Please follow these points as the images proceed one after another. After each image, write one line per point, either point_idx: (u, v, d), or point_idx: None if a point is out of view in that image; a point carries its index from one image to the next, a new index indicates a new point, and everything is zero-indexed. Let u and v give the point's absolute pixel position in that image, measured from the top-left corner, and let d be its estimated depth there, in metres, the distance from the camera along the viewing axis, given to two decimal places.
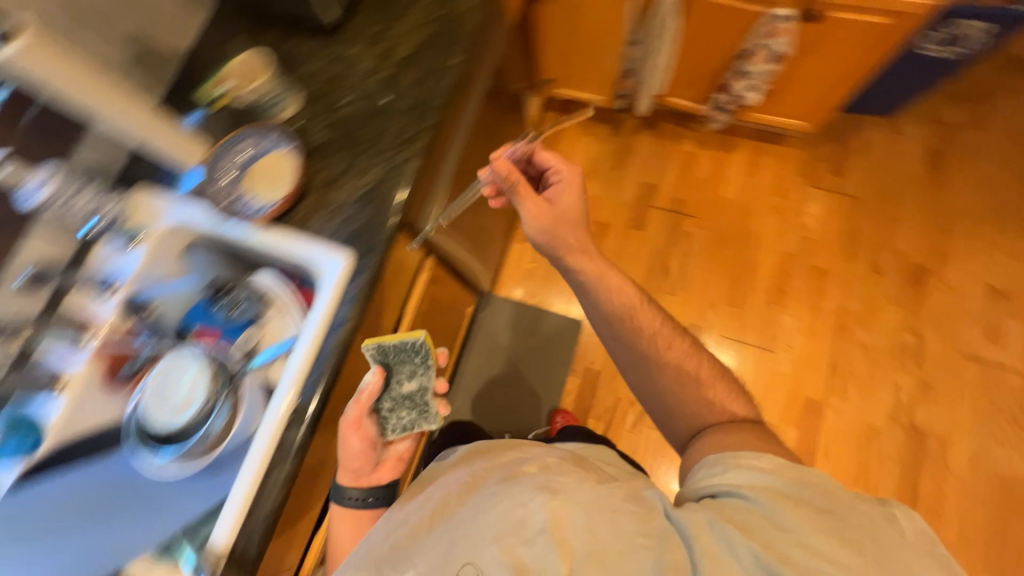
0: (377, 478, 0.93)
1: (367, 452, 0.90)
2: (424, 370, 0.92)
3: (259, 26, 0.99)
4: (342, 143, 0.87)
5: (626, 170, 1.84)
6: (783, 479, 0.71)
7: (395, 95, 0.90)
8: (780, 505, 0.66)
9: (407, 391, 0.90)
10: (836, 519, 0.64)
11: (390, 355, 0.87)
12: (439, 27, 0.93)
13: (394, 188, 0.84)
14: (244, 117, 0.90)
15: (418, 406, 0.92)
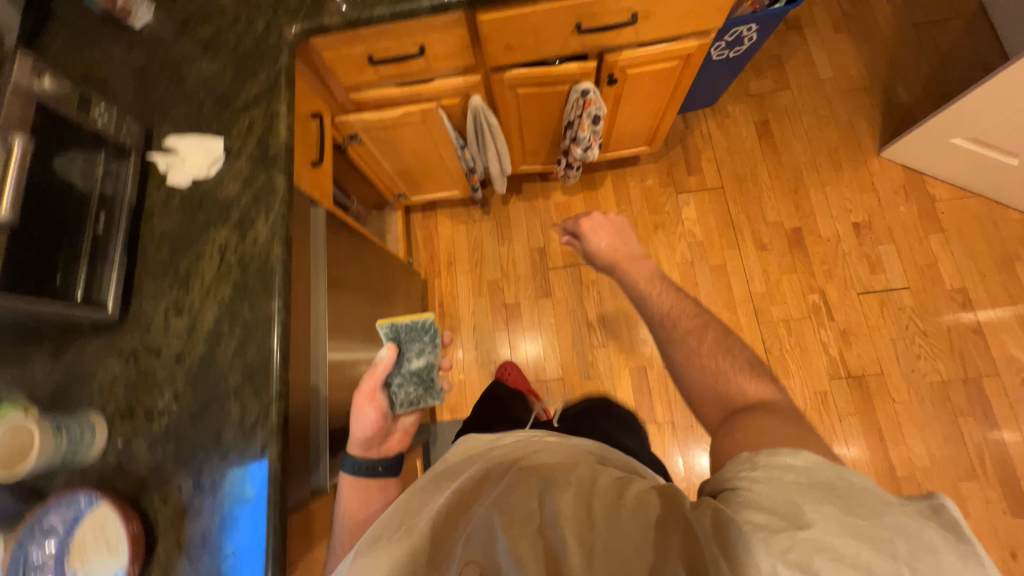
0: (386, 449, 0.93)
1: (373, 430, 0.91)
2: (433, 349, 0.99)
3: (13, 345, 0.79)
4: (178, 458, 0.72)
5: (513, 242, 1.80)
6: (827, 480, 0.46)
7: (221, 372, 0.75)
8: (818, 508, 0.43)
9: (416, 366, 0.96)
10: (907, 544, 0.40)
11: (400, 332, 0.95)
12: (241, 269, 0.79)
13: (258, 491, 0.70)
14: (42, 480, 0.71)
15: (424, 380, 0.97)
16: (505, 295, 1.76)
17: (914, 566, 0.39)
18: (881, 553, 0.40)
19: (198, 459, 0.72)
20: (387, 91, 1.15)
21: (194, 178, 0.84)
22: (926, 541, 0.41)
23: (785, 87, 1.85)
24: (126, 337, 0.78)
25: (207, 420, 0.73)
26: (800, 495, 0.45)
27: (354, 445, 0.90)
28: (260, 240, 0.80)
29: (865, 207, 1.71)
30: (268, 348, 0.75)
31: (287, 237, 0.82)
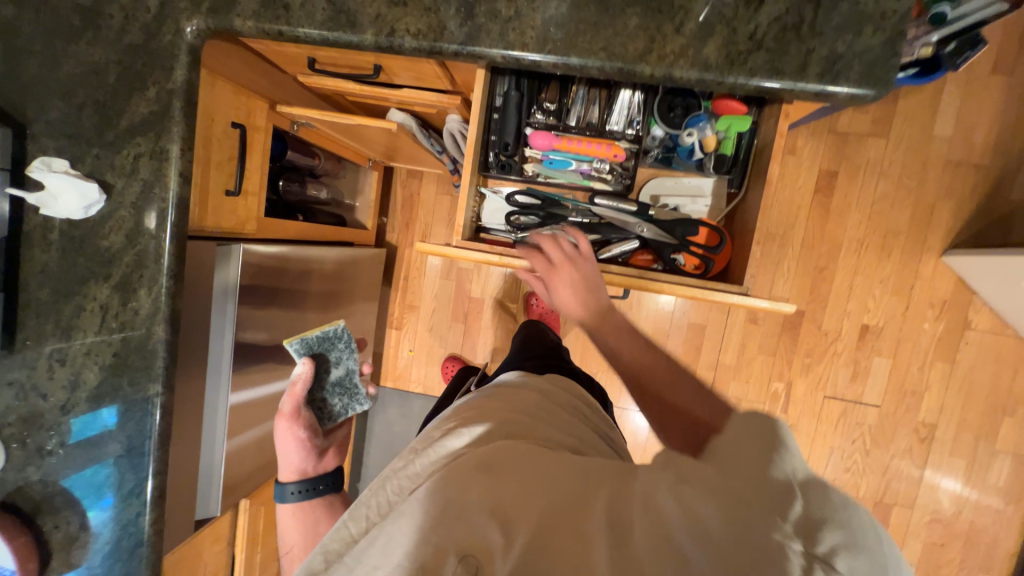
0: (321, 466, 0.89)
1: (302, 442, 0.88)
2: (350, 354, 0.99)
3: None
4: (66, 498, 0.79)
5: None
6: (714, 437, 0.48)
7: (105, 436, 0.78)
8: (736, 452, 0.44)
9: (336, 376, 0.97)
10: (821, 486, 0.41)
11: (309, 343, 0.94)
12: (122, 344, 0.76)
13: (134, 542, 0.79)
14: None
15: (348, 388, 0.99)
16: (471, 288, 1.67)
17: (832, 502, 0.40)
18: (801, 494, 0.41)
19: (82, 503, 0.79)
20: (343, 84, 0.86)
21: (69, 217, 0.73)
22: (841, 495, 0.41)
23: (882, 134, 1.44)
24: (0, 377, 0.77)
25: (89, 475, 0.79)
26: (734, 448, 0.45)
27: (286, 469, 0.87)
28: (143, 313, 0.75)
29: (887, 311, 1.49)
30: (149, 427, 0.77)
31: (172, 313, 0.75)
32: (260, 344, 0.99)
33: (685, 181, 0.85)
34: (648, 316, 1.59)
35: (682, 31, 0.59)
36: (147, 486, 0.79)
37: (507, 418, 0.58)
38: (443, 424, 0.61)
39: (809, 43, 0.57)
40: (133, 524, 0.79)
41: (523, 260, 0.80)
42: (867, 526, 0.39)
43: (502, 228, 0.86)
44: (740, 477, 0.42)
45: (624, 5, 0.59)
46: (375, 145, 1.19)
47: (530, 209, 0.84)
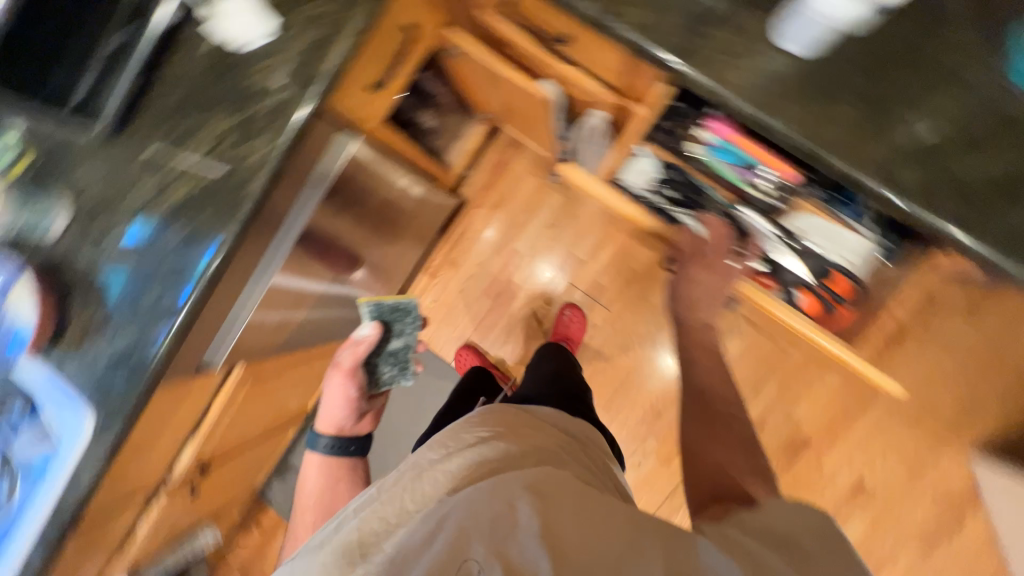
0: (357, 429, 1.30)
1: (347, 407, 1.24)
2: (411, 330, 1.28)
3: None
4: (105, 291, 0.81)
5: (560, 234, 1.64)
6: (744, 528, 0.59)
7: (163, 252, 0.79)
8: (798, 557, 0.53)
9: (395, 346, 1.28)
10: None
11: (384, 315, 1.18)
12: (218, 179, 0.77)
13: (143, 359, 0.81)
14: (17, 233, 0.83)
15: (399, 357, 1.33)
16: (515, 273, 1.68)
17: None
18: None
19: (116, 301, 0.81)
20: (520, 36, 0.85)
21: (236, 46, 0.75)
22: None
23: (966, 315, 1.40)
24: (110, 158, 0.80)
25: (134, 280, 0.81)
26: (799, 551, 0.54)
27: (325, 423, 1.27)
28: (252, 160, 0.75)
29: (888, 479, 1.47)
30: (205, 264, 0.78)
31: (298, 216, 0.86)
32: (326, 236, 1.00)
33: (843, 235, 0.95)
34: (660, 378, 1.59)
35: (881, 145, 0.59)
36: (178, 315, 0.80)
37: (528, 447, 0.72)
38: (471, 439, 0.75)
39: (1008, 214, 0.57)
40: (149, 342, 0.81)
41: (654, 221, 1.12)
42: None
43: (639, 187, 1.10)
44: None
45: (841, 95, 0.60)
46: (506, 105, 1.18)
47: (672, 185, 1.06)
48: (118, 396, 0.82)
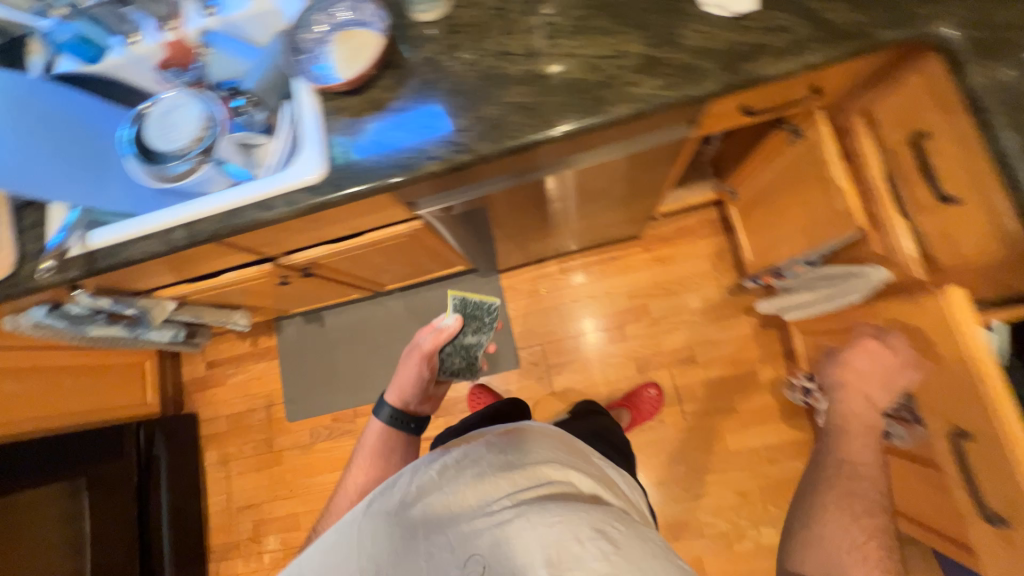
0: (420, 407, 1.22)
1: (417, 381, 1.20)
2: (483, 330, 1.53)
3: None
4: (420, 89, 0.82)
5: (695, 324, 1.62)
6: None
7: (495, 96, 0.79)
8: None
9: (469, 340, 1.47)
10: None
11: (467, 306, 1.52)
12: (593, 79, 0.77)
13: (405, 162, 0.80)
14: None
15: (466, 357, 1.49)
16: (632, 325, 1.66)
17: None
18: None
19: (422, 103, 0.82)
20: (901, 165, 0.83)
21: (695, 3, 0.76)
22: None
23: None
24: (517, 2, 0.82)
25: (449, 100, 0.81)
26: None
27: (394, 394, 1.20)
28: (633, 91, 0.75)
29: None
30: (523, 133, 0.77)
31: (572, 172, 0.92)
32: (580, 186, 1.01)
33: None
34: (681, 510, 1.52)
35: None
36: (463, 151, 0.79)
37: (568, 463, 0.78)
38: (507, 436, 0.80)
39: None
40: (418, 153, 0.80)
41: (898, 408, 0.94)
42: None
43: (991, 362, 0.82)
44: None
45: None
46: (783, 194, 1.15)
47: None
48: (359, 173, 0.82)
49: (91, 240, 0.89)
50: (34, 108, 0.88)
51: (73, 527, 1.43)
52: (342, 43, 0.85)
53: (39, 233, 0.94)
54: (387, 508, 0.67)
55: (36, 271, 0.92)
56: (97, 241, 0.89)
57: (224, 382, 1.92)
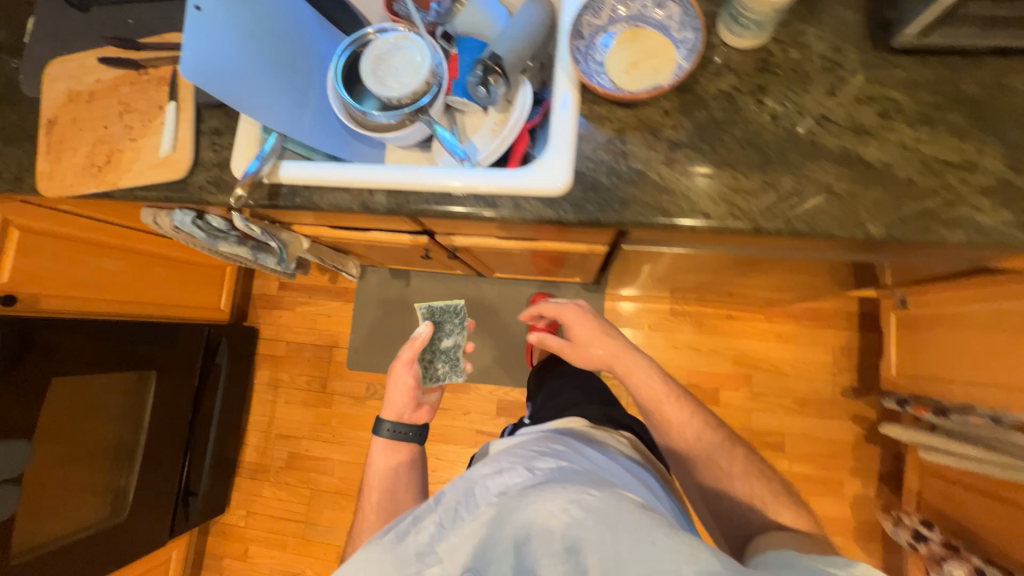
0: (415, 416, 1.04)
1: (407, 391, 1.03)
2: (457, 329, 1.36)
3: None
4: (705, 127, 0.70)
5: (793, 413, 1.53)
6: (763, 543, 0.71)
7: (796, 165, 0.67)
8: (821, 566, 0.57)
9: (445, 343, 1.32)
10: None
11: (437, 314, 1.34)
12: (925, 186, 0.64)
13: (666, 207, 0.69)
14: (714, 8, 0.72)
15: (450, 357, 1.33)
16: (728, 392, 1.57)
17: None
18: None
19: (704, 145, 0.70)
20: None
21: None
22: None
23: None
24: (858, 62, 0.69)
25: (738, 152, 0.69)
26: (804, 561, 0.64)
27: (389, 408, 1.03)
28: (973, 216, 0.62)
29: None
30: (820, 221, 0.66)
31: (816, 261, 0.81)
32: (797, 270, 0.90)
33: None
34: None
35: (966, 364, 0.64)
36: (740, 219, 0.68)
37: (567, 456, 0.74)
38: (503, 453, 0.81)
39: None
40: (685, 200, 0.69)
41: None
42: None
43: None
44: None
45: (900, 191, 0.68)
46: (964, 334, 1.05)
47: None
48: (608, 200, 0.71)
49: (282, 171, 0.80)
50: (260, 8, 0.76)
51: (132, 410, 1.39)
52: (628, 43, 0.73)
53: (220, 145, 0.84)
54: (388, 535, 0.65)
55: (209, 186, 0.83)
56: (285, 175, 0.79)
57: (293, 307, 1.86)
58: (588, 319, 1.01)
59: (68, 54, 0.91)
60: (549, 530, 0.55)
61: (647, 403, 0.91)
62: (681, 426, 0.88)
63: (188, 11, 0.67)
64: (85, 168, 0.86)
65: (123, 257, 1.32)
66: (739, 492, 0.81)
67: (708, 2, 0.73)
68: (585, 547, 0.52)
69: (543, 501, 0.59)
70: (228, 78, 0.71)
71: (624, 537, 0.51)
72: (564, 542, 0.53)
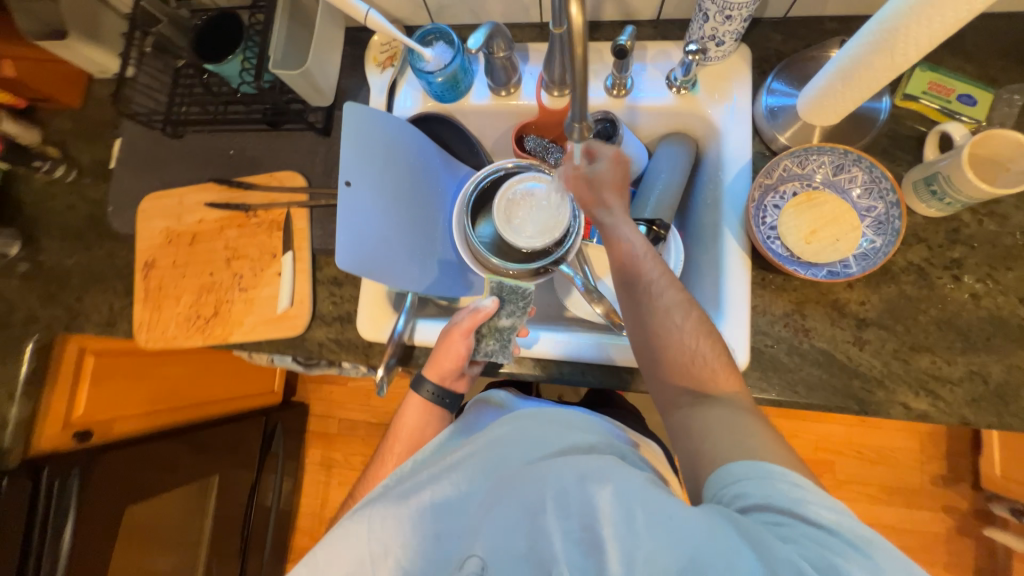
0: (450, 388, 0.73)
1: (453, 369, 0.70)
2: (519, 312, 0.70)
3: None
4: (895, 301, 0.65)
5: (883, 504, 1.46)
6: (689, 425, 0.53)
7: (1003, 352, 0.62)
8: (797, 530, 0.42)
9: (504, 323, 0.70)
10: (803, 497, 0.44)
11: (501, 292, 0.70)
12: None
13: (857, 392, 0.63)
14: (911, 173, 0.66)
15: (506, 340, 0.70)
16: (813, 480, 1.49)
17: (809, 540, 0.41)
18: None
19: (895, 324, 0.65)
20: None
21: None
22: (804, 500, 0.44)
23: None
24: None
25: (934, 333, 0.64)
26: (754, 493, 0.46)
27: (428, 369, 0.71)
28: None
29: None
30: None
31: None
32: None
33: None
34: None
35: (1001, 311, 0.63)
36: (943, 410, 0.62)
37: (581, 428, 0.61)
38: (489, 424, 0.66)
39: None
40: (877, 384, 0.63)
41: None
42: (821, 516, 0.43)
43: None
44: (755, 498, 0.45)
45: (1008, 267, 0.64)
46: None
47: None
48: (789, 382, 0.65)
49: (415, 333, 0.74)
50: (397, 163, 0.71)
51: (196, 520, 1.24)
52: (800, 208, 0.68)
53: (340, 295, 0.77)
54: (395, 497, 0.55)
55: (330, 343, 0.76)
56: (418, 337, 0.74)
57: (343, 382, 1.78)
58: (623, 173, 0.68)
59: (165, 189, 0.85)
60: (560, 494, 0.45)
61: (619, 272, 0.63)
62: (668, 306, 0.58)
63: (340, 188, 0.62)
64: (190, 319, 0.79)
65: (190, 360, 1.22)
66: (682, 351, 0.56)
67: (888, 161, 0.68)
68: (600, 523, 0.42)
69: (564, 461, 0.49)
70: (372, 250, 0.66)
71: (652, 521, 0.41)
72: (570, 506, 0.44)
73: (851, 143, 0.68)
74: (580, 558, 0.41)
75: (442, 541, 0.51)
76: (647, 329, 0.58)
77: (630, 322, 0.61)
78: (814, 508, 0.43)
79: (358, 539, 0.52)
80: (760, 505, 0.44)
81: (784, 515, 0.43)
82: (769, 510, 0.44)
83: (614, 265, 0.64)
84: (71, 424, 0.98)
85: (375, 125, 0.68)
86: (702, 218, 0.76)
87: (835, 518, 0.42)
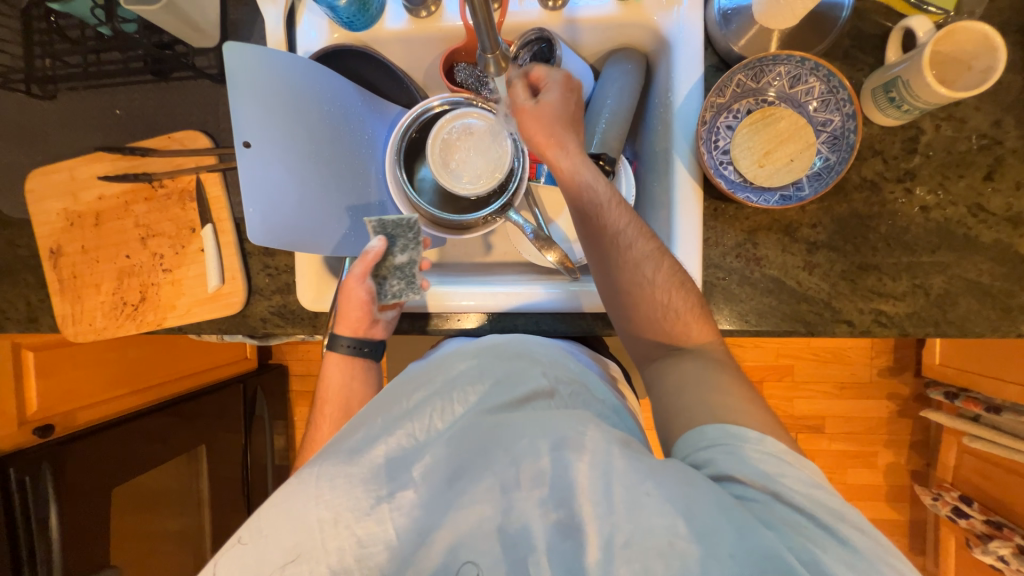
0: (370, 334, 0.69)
1: (365, 315, 0.66)
2: (412, 247, 0.67)
3: None
4: (846, 221, 0.63)
5: (835, 397, 1.59)
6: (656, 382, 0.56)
7: (947, 262, 0.62)
8: (773, 507, 0.42)
9: (398, 260, 0.66)
10: (780, 475, 0.45)
11: (386, 229, 0.66)
12: None
13: (806, 314, 0.64)
14: (872, 76, 0.60)
15: (405, 275, 0.67)
16: (774, 383, 1.60)
17: (783, 515, 0.42)
18: None
19: (844, 243, 0.64)
20: None
21: None
22: (781, 477, 0.44)
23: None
24: (1019, 137, 0.61)
25: (882, 250, 0.63)
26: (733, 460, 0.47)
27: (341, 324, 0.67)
28: None
29: None
30: (969, 326, 0.62)
31: None
32: None
33: None
34: None
35: (949, 223, 0.62)
36: (887, 324, 0.63)
37: (546, 364, 0.57)
38: (453, 354, 0.59)
39: None
40: (821, 303, 0.64)
41: None
42: (795, 495, 0.43)
43: None
44: (734, 464, 0.45)
45: (960, 175, 0.62)
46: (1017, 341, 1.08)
47: None
48: (739, 313, 0.65)
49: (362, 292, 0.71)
50: (306, 110, 0.62)
51: (190, 487, 1.26)
52: (755, 127, 0.63)
53: (274, 266, 0.72)
54: (340, 458, 0.46)
55: (273, 316, 0.72)
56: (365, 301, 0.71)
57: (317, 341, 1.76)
58: (576, 102, 0.61)
59: (51, 163, 0.74)
60: (537, 472, 0.44)
61: (586, 217, 0.59)
62: (639, 259, 0.57)
63: (238, 150, 0.55)
64: (117, 307, 0.74)
65: (148, 342, 1.19)
66: (655, 307, 0.57)
67: (847, 67, 0.63)
68: (578, 496, 0.43)
69: (537, 422, 0.48)
70: (290, 218, 0.60)
71: (630, 497, 0.41)
72: (552, 483, 0.44)
73: (809, 49, 0.62)
74: (561, 542, 0.42)
75: (400, 500, 0.45)
76: (618, 285, 0.58)
77: (600, 275, 0.59)
78: (788, 484, 0.44)
79: (303, 502, 0.44)
80: (743, 474, 0.45)
81: (755, 490, 0.44)
82: (744, 484, 0.44)
83: (580, 211, 0.59)
84: (28, 421, 0.96)
85: (273, 68, 0.59)
86: (652, 146, 0.71)
87: (807, 499, 0.43)
